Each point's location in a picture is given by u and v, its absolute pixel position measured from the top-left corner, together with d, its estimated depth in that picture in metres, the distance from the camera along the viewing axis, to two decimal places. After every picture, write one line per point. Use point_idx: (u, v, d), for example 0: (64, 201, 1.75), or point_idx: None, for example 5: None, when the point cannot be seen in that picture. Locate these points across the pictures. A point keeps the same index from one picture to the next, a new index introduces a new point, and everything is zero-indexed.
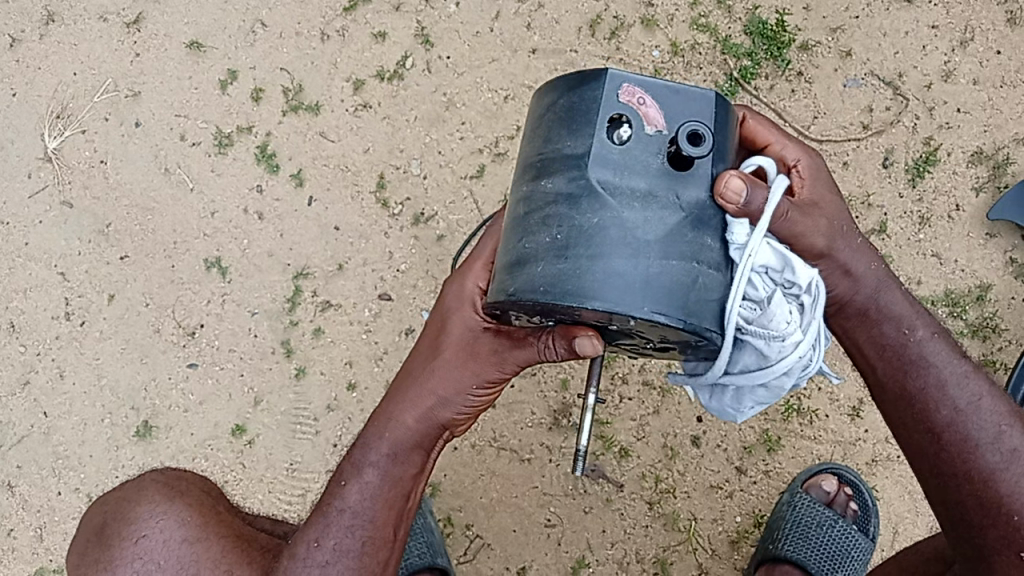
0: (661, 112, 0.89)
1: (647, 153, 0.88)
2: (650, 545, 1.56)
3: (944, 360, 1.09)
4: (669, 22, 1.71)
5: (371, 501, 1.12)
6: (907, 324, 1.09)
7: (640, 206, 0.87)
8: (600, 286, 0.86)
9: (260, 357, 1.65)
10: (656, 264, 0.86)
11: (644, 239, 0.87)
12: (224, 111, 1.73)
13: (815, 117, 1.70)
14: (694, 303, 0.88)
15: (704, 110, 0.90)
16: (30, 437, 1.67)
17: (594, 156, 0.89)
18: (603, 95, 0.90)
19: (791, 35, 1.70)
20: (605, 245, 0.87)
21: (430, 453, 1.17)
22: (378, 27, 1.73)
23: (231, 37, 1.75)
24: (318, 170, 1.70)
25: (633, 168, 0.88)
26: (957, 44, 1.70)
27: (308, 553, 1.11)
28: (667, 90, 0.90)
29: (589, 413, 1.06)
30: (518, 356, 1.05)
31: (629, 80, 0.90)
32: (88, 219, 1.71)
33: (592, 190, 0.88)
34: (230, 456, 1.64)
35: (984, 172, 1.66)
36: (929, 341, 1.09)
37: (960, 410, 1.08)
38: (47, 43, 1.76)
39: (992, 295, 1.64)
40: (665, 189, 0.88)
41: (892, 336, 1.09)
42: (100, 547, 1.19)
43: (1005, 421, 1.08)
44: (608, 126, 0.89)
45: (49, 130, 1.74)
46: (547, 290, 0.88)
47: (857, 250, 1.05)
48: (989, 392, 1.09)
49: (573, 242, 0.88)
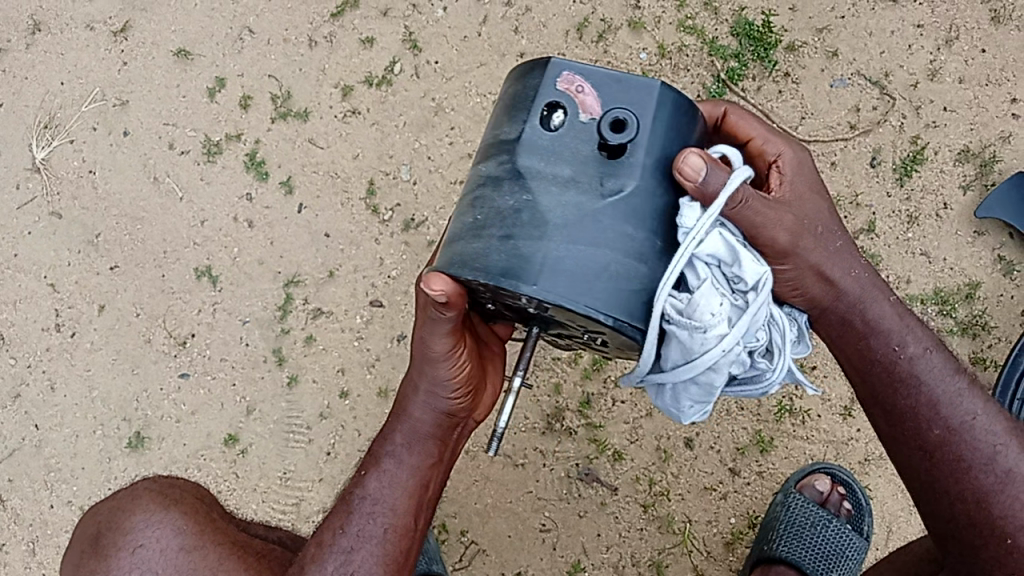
0: (597, 100, 0.93)
1: (578, 141, 0.93)
2: (645, 548, 1.56)
3: (933, 375, 1.06)
4: (656, 25, 1.71)
5: (391, 489, 1.16)
6: (890, 334, 1.06)
7: (557, 189, 0.92)
8: (504, 263, 0.92)
9: (252, 365, 1.65)
10: (559, 245, 0.91)
11: (556, 221, 0.92)
12: (212, 119, 1.72)
13: (802, 117, 1.70)
14: (600, 287, 0.91)
15: (642, 99, 0.93)
16: (22, 449, 1.66)
17: (525, 141, 0.95)
18: (544, 83, 0.96)
19: (778, 36, 1.71)
20: (518, 227, 0.93)
21: (449, 443, 1.20)
22: (366, 33, 1.73)
23: (217, 44, 1.74)
24: (307, 177, 1.70)
25: (560, 154, 0.93)
26: (942, 43, 1.71)
27: (336, 539, 1.15)
28: (607, 80, 0.94)
29: (513, 397, 1.09)
30: (440, 338, 1.08)
31: (570, 69, 0.95)
32: (77, 231, 1.70)
33: (518, 174, 0.94)
34: (223, 466, 1.63)
35: (971, 171, 1.67)
36: (919, 357, 1.07)
37: (953, 429, 1.06)
38: (34, 53, 1.76)
39: (981, 293, 1.64)
40: (589, 176, 0.92)
41: (874, 347, 1.07)
42: (96, 557, 1.18)
43: (1000, 441, 1.06)
44: (545, 112, 0.95)
45: (37, 141, 1.74)
46: (459, 268, 0.96)
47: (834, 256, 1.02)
48: (988, 411, 1.07)
49: (491, 222, 0.95)
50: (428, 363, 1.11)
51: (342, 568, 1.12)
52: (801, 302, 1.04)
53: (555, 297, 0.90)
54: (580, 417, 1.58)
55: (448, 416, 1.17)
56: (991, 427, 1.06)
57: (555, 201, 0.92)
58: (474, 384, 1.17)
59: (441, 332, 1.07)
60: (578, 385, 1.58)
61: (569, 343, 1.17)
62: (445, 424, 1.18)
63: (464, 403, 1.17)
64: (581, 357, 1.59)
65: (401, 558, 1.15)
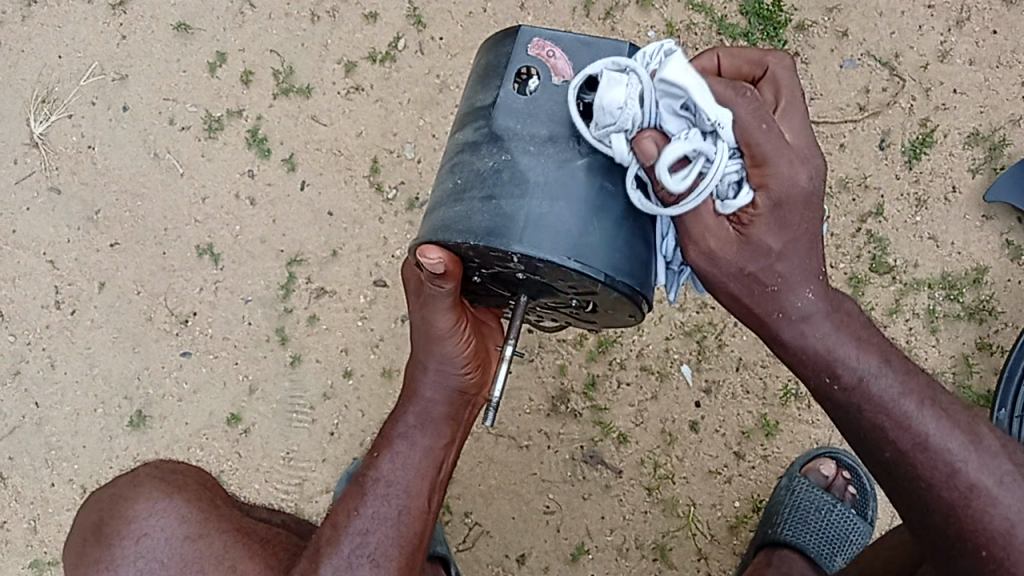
0: (570, 64, 0.95)
1: (553, 102, 0.94)
2: (649, 531, 1.56)
3: (881, 405, 0.95)
4: (664, 3, 1.69)
5: (404, 471, 1.17)
6: (835, 358, 0.95)
7: (535, 151, 0.94)
8: (490, 226, 0.94)
9: (254, 345, 1.64)
10: (541, 203, 0.93)
11: (537, 180, 0.94)
12: (214, 94, 1.70)
13: (811, 98, 1.68)
14: (583, 243, 0.94)
15: (616, 59, 0.95)
16: (22, 428, 1.65)
17: (500, 105, 0.96)
18: (516, 49, 0.97)
19: (788, 16, 1.68)
20: (499, 190, 0.95)
21: (461, 423, 1.21)
22: (369, 7, 1.70)
23: (218, 18, 1.71)
24: (310, 155, 1.67)
25: (535, 116, 0.95)
26: (953, 24, 1.69)
27: (350, 522, 1.15)
28: (578, 43, 0.96)
29: (506, 364, 1.07)
30: (441, 315, 1.09)
31: (540, 35, 0.97)
32: (77, 207, 1.68)
33: (495, 138, 0.96)
34: (225, 445, 1.62)
35: (980, 154, 1.66)
36: (855, 386, 0.95)
37: (904, 454, 0.95)
38: (30, 25, 1.73)
39: (989, 278, 1.63)
40: (567, 137, 0.94)
41: (811, 364, 0.96)
42: (99, 546, 1.16)
43: (959, 457, 0.94)
44: (518, 77, 0.96)
45: (34, 115, 1.71)
46: (444, 233, 0.97)
47: (785, 273, 0.91)
48: (949, 432, 0.95)
49: (470, 186, 0.97)
50: (435, 343, 1.13)
51: (358, 550, 1.13)
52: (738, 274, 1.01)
53: (539, 253, 0.93)
54: (585, 399, 1.57)
55: (459, 393, 1.18)
56: (952, 446, 0.94)
57: (534, 161, 0.94)
58: (482, 361, 1.18)
59: (441, 310, 1.08)
60: (584, 366, 1.57)
61: (554, 317, 1.23)
62: (457, 402, 1.19)
63: (472, 381, 1.18)
64: (586, 339, 1.58)
65: (415, 540, 1.16)
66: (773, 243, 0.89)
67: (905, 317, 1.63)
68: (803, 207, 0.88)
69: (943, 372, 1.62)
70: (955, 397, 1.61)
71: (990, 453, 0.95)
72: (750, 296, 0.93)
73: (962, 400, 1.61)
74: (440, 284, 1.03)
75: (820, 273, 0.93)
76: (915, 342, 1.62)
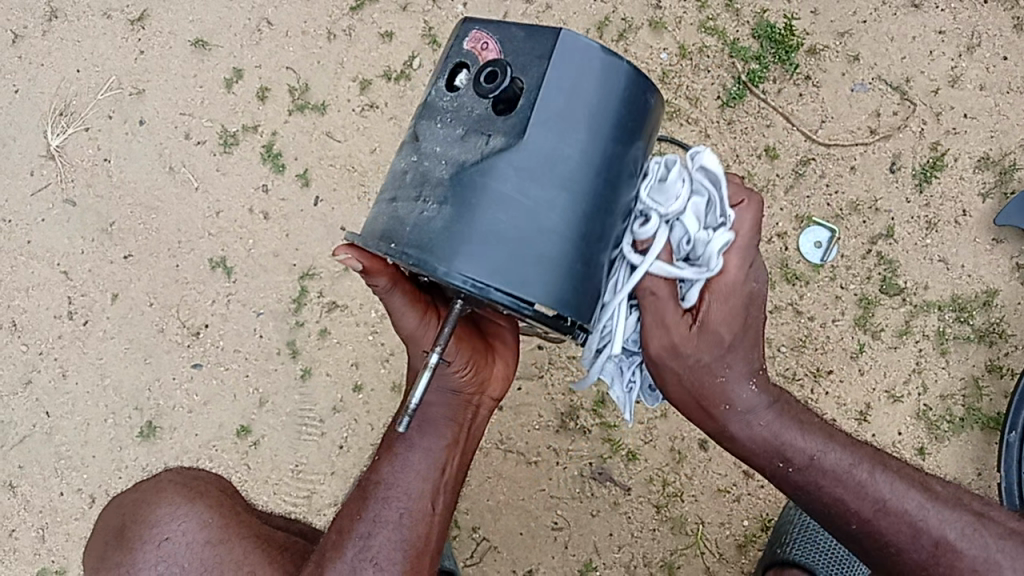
0: (498, 54, 0.95)
1: (473, 98, 0.95)
2: (658, 548, 1.55)
3: (837, 475, 1.08)
4: (677, 25, 1.71)
5: (406, 474, 1.18)
6: (783, 443, 1.07)
7: (445, 150, 0.96)
8: (384, 228, 0.97)
9: (265, 358, 1.64)
10: (432, 207, 0.94)
11: (436, 181, 0.95)
12: (230, 110, 1.71)
13: (823, 120, 1.69)
14: (459, 252, 0.92)
15: (541, 47, 0.93)
16: (32, 437, 1.66)
17: (429, 103, 0.99)
18: (458, 41, 0.99)
19: (800, 39, 1.70)
20: (406, 187, 0.98)
21: (465, 425, 1.21)
22: (385, 27, 1.72)
23: (236, 34, 1.73)
24: (324, 170, 1.68)
25: (457, 113, 0.96)
26: (964, 50, 1.70)
27: (353, 526, 1.16)
28: (510, 34, 0.95)
29: (428, 372, 0.98)
30: (404, 316, 1.10)
31: (478, 27, 0.97)
32: (91, 218, 1.70)
33: (416, 137, 0.99)
34: (234, 457, 1.63)
35: (990, 178, 1.66)
36: (808, 465, 1.08)
37: (867, 521, 1.08)
38: (51, 39, 1.76)
39: (999, 301, 1.63)
40: (475, 134, 0.94)
41: (761, 453, 1.08)
42: (122, 549, 1.18)
43: (918, 516, 1.08)
44: (453, 72, 0.98)
45: (53, 127, 1.73)
46: (355, 234, 1.02)
47: (727, 365, 1.02)
48: (904, 493, 1.09)
49: (388, 186, 1.01)
50: (414, 344, 1.14)
51: (360, 554, 1.14)
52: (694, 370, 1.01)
53: (414, 258, 0.93)
54: (595, 416, 1.57)
55: (456, 393, 1.19)
56: (910, 507, 1.08)
57: (437, 161, 0.96)
58: (478, 357, 1.18)
59: (403, 312, 1.10)
60: (593, 383, 1.57)
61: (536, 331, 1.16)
62: (455, 403, 1.20)
63: (467, 381, 1.18)
64: None
65: (420, 545, 1.16)
66: (727, 335, 0.99)
67: (915, 339, 1.63)
68: (750, 304, 0.99)
69: (954, 395, 1.61)
70: (965, 419, 1.61)
71: (949, 503, 1.10)
72: (699, 389, 1.03)
73: (972, 423, 1.60)
74: (374, 280, 1.04)
75: (762, 367, 1.05)
76: (925, 365, 1.62)
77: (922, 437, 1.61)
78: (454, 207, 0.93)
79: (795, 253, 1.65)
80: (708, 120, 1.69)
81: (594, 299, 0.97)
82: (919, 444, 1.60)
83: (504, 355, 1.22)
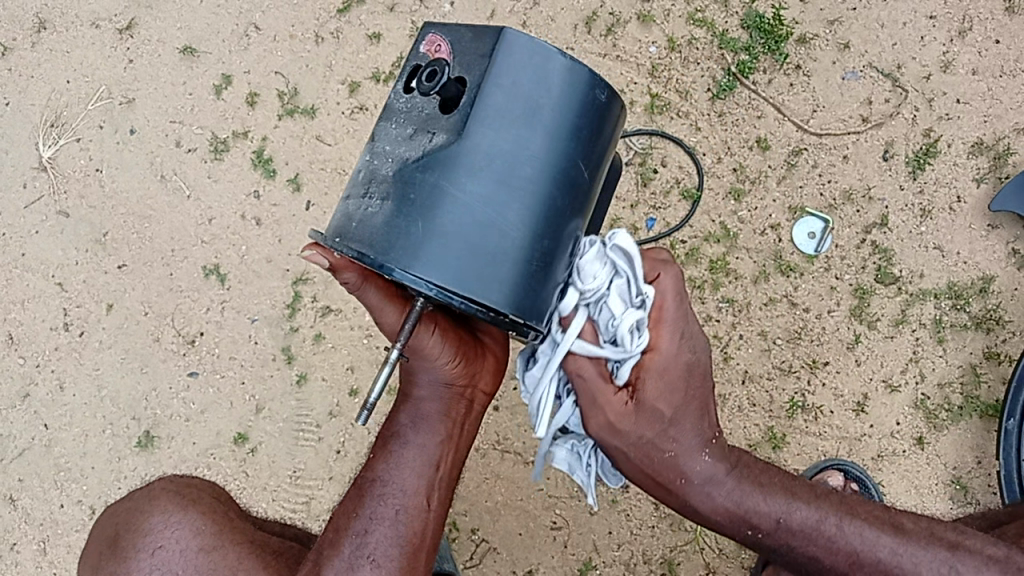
0: (450, 56, 0.95)
1: (426, 99, 0.95)
2: (657, 545, 1.55)
3: (807, 535, 1.09)
4: (665, 18, 1.70)
5: (401, 471, 1.17)
6: (747, 510, 1.08)
7: (395, 150, 0.95)
8: (336, 224, 0.97)
9: (261, 364, 1.64)
10: (376, 203, 0.94)
11: (383, 178, 0.95)
12: (220, 117, 1.71)
13: (814, 110, 1.68)
14: (399, 246, 0.91)
15: (484, 45, 0.92)
16: (32, 449, 1.66)
17: (387, 104, 0.98)
18: (414, 45, 0.98)
19: (789, 29, 1.69)
20: (357, 186, 0.97)
21: (459, 418, 1.19)
22: (373, 28, 1.71)
23: (224, 41, 1.73)
24: (315, 174, 1.68)
25: (409, 114, 0.96)
26: (955, 34, 1.69)
27: (350, 524, 1.16)
28: (460, 35, 0.95)
29: (388, 368, 0.99)
30: (383, 311, 1.06)
31: (432, 30, 0.97)
32: (84, 229, 1.70)
33: (371, 136, 0.99)
34: (233, 464, 1.63)
35: (985, 163, 1.65)
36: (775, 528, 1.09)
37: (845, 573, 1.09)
38: (40, 50, 1.76)
39: (995, 287, 1.62)
40: (423, 133, 0.93)
41: (727, 522, 1.10)
42: (116, 559, 1.19)
43: (871, 550, 1.08)
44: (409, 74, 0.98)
45: (44, 140, 1.74)
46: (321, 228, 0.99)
47: (676, 434, 1.03)
48: (864, 534, 1.09)
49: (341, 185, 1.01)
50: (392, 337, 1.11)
51: (358, 551, 1.13)
52: (638, 444, 1.02)
53: (356, 252, 0.93)
54: None
55: (448, 386, 1.17)
56: (862, 542, 1.09)
57: (386, 159, 0.95)
58: (468, 351, 1.16)
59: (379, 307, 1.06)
60: None
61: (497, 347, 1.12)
62: (448, 397, 1.18)
63: (462, 377, 1.17)
64: None
65: (415, 541, 1.16)
66: (664, 410, 1.01)
67: (911, 327, 1.62)
68: (688, 374, 1.00)
69: (951, 383, 1.61)
70: (964, 408, 1.60)
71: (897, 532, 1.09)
72: (648, 463, 1.05)
73: (971, 411, 1.60)
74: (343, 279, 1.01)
75: (712, 437, 1.06)
76: (922, 354, 1.62)
77: (921, 426, 1.60)
78: (395, 203, 0.92)
79: (788, 244, 1.64)
80: (698, 113, 1.68)
81: (540, 296, 0.94)
82: (917, 434, 1.60)
83: (494, 350, 1.21)
